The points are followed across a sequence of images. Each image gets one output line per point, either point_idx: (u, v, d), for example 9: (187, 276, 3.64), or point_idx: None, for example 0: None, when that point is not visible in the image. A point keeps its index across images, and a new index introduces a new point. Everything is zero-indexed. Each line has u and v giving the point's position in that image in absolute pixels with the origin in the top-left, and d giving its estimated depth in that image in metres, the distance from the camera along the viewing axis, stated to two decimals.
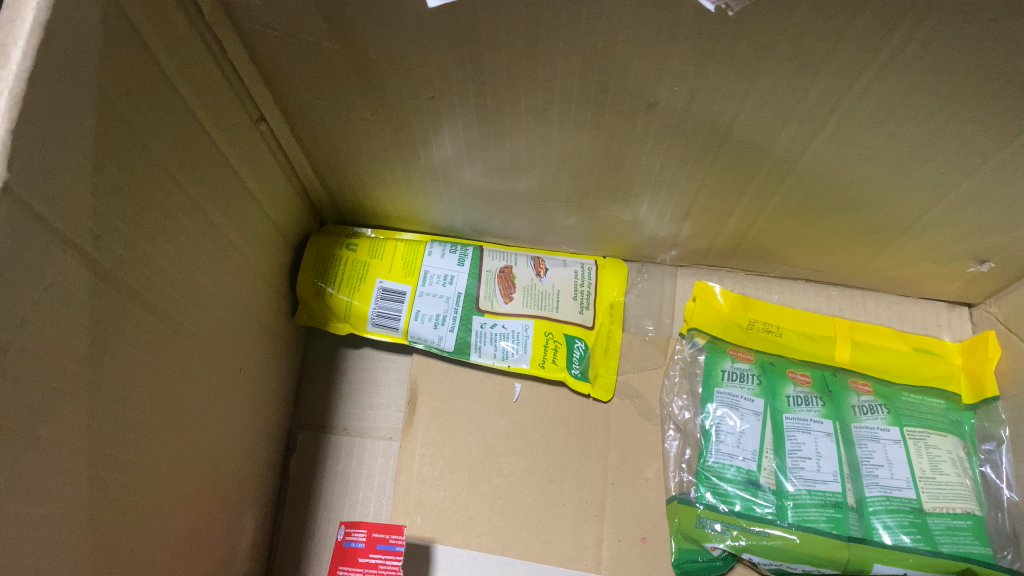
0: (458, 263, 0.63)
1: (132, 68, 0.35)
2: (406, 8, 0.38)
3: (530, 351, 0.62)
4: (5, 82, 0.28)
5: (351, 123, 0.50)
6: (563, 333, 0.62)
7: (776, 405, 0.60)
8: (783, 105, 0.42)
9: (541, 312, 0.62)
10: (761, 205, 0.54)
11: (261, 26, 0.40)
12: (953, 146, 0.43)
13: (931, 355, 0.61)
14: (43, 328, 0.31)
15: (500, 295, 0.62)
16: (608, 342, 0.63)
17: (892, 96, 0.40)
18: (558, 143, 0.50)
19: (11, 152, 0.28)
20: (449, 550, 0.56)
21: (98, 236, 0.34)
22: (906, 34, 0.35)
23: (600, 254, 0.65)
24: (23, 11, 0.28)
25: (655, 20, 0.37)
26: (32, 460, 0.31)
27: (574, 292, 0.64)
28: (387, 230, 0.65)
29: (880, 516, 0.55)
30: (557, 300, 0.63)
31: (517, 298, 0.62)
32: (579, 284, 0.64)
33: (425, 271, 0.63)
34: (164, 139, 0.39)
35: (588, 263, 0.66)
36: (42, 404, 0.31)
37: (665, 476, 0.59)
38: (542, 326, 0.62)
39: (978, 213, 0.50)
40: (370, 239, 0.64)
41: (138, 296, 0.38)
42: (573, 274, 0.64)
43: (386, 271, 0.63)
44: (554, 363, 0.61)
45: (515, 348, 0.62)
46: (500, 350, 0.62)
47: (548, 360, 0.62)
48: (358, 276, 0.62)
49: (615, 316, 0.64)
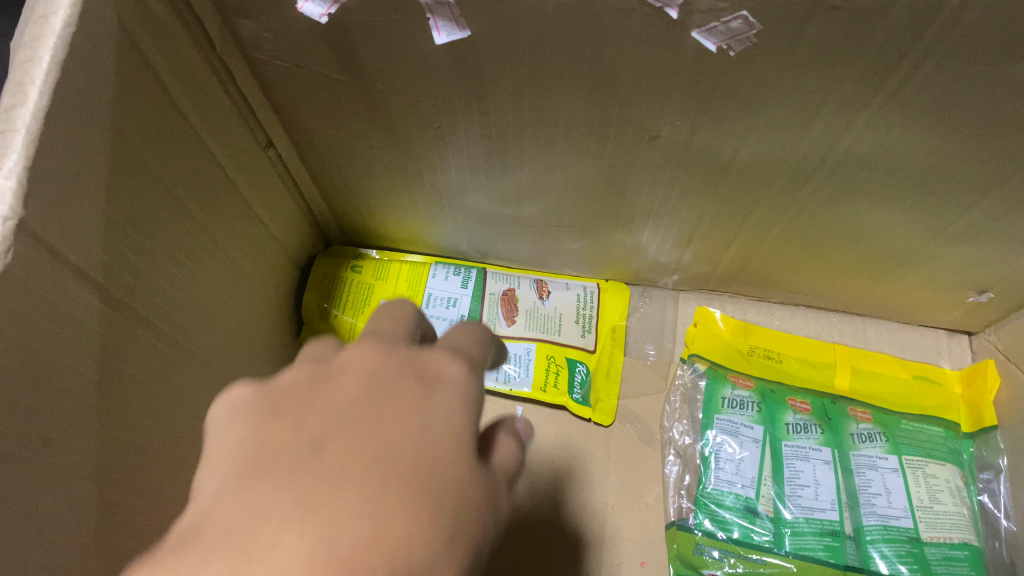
0: (462, 285, 0.64)
1: (144, 101, 0.36)
2: (414, 43, 0.39)
3: (531, 375, 0.63)
4: (22, 120, 0.28)
5: (358, 150, 0.50)
6: (565, 357, 0.63)
7: (775, 432, 0.60)
8: (783, 140, 0.43)
9: (543, 336, 0.64)
10: (762, 234, 0.55)
11: (271, 58, 0.41)
12: (953, 182, 0.44)
13: (931, 383, 0.62)
14: (54, 358, 0.31)
15: (502, 318, 0.64)
16: (609, 365, 0.64)
17: (891, 133, 0.40)
18: (562, 171, 0.50)
19: (27, 189, 0.28)
20: None
21: (109, 266, 0.35)
22: (905, 76, 0.36)
23: (602, 277, 0.66)
24: (40, 50, 0.29)
25: (658, 57, 0.37)
26: (43, 489, 0.31)
27: (576, 314, 0.64)
28: (391, 252, 0.66)
29: (878, 545, 0.55)
30: (560, 323, 0.64)
31: (519, 321, 0.64)
32: (581, 306, 0.65)
33: (430, 293, 0.64)
34: (175, 168, 0.40)
35: (591, 285, 0.66)
36: (53, 433, 0.32)
37: (665, 501, 0.59)
38: (544, 350, 0.63)
39: (977, 245, 0.50)
40: (375, 261, 0.65)
41: (147, 322, 0.39)
42: (576, 296, 0.65)
43: (390, 293, 0.64)
44: (556, 387, 0.62)
45: (516, 372, 0.63)
46: (502, 373, 0.63)
47: (550, 385, 0.62)
48: (363, 298, 0.63)
49: (617, 338, 0.65)
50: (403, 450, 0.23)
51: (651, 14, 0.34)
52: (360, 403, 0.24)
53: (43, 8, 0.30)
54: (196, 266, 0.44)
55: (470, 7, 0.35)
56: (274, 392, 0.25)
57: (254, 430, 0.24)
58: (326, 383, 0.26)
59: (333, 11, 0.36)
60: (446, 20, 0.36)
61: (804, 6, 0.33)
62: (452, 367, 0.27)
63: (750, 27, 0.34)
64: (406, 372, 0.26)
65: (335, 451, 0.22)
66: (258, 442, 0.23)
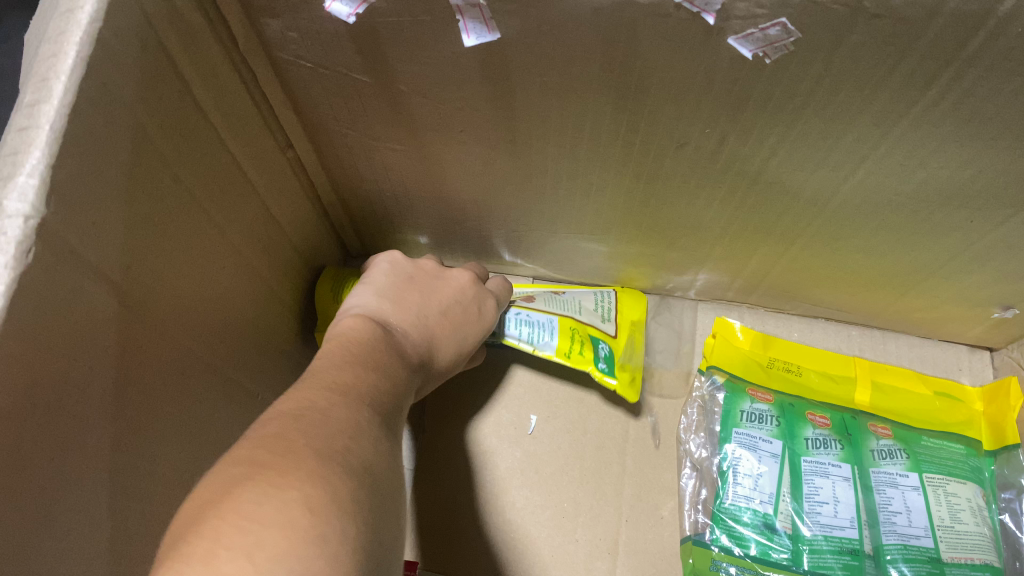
0: None
1: (167, 99, 0.35)
2: (441, 44, 0.38)
3: (557, 339, 0.60)
4: (47, 116, 0.28)
5: (378, 152, 0.50)
6: (587, 332, 0.61)
7: (794, 447, 0.59)
8: (815, 151, 0.42)
9: (566, 311, 0.62)
10: (785, 245, 0.54)
11: (294, 57, 0.41)
12: (984, 196, 0.43)
13: (952, 399, 0.61)
14: (71, 362, 0.31)
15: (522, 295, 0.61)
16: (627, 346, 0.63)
17: (926, 145, 0.40)
18: (585, 178, 0.50)
19: (51, 187, 0.28)
20: None
21: (128, 266, 0.34)
22: (944, 87, 0.35)
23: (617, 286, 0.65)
24: (66, 45, 0.29)
25: (691, 63, 0.37)
26: (60, 494, 0.31)
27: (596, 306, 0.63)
28: None
29: (898, 564, 0.54)
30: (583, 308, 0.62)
31: (540, 298, 0.62)
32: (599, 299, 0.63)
33: None
34: (196, 168, 0.39)
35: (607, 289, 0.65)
36: (69, 437, 0.31)
37: (681, 514, 0.58)
38: (565, 323, 0.61)
39: (1006, 261, 0.49)
40: None
41: (164, 325, 0.38)
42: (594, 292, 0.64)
43: None
44: (581, 354, 0.60)
45: (542, 335, 0.60)
46: (527, 334, 0.60)
47: (576, 352, 0.60)
48: None
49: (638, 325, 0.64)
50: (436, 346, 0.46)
51: (687, 20, 0.34)
52: (441, 306, 0.48)
53: (69, 3, 0.30)
54: (215, 269, 0.43)
55: (501, 8, 0.35)
56: (405, 276, 0.50)
57: (381, 293, 0.47)
58: (435, 284, 0.50)
59: (360, 11, 0.36)
60: (476, 22, 0.36)
61: (845, 14, 0.32)
62: (490, 304, 0.53)
63: (789, 33, 0.33)
64: (474, 294, 0.53)
65: (417, 313, 0.46)
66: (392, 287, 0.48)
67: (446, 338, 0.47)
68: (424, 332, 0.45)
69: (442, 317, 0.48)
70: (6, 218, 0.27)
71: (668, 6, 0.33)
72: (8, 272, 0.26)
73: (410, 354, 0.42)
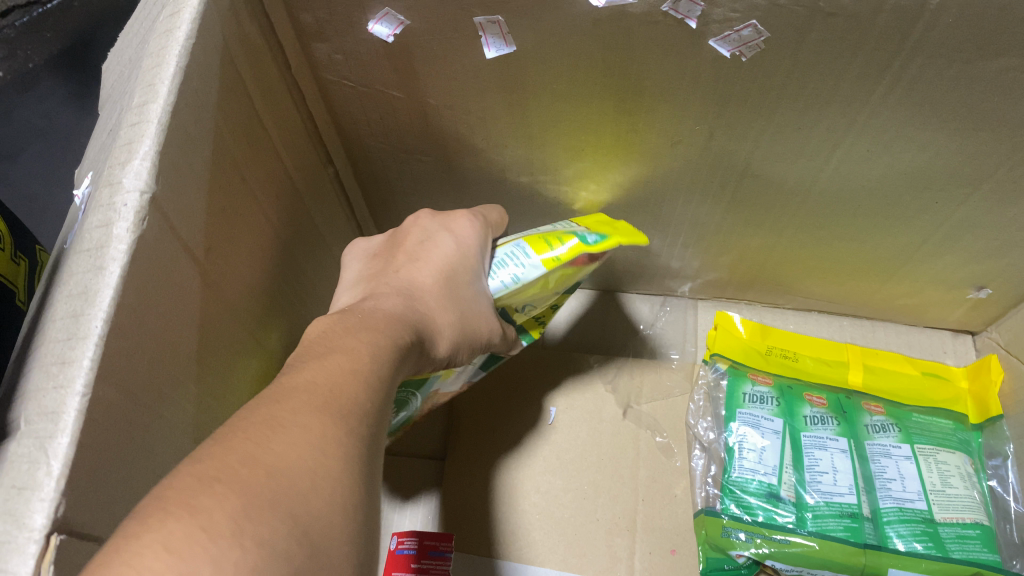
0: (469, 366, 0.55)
1: (237, 109, 0.42)
2: (465, 58, 0.44)
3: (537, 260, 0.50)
4: (155, 113, 0.34)
5: (408, 164, 0.56)
6: (552, 232, 0.53)
7: (794, 423, 0.63)
8: (792, 141, 0.48)
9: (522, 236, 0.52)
10: (774, 239, 0.60)
11: (339, 77, 0.48)
12: (945, 177, 0.49)
13: (939, 378, 0.66)
14: (161, 320, 0.36)
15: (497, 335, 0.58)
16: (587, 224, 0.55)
17: (887, 130, 0.45)
18: (551, 139, 0.51)
19: (156, 170, 0.34)
20: (512, 565, 0.59)
21: (208, 249, 0.40)
22: (896, 74, 0.41)
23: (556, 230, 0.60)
24: (168, 59, 0.36)
25: (679, 65, 0.43)
26: (155, 433, 0.36)
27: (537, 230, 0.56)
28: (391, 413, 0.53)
29: (894, 525, 0.58)
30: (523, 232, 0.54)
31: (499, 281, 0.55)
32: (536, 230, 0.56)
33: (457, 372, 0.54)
34: (259, 173, 0.46)
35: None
36: (163, 387, 0.36)
37: (692, 492, 0.63)
38: (527, 236, 0.52)
39: (973, 241, 0.55)
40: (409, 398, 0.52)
41: (234, 304, 0.44)
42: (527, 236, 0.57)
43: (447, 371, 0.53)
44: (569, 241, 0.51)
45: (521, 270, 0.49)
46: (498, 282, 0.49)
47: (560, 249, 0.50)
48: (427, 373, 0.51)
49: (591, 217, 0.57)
50: (412, 282, 0.43)
51: (673, 26, 0.40)
52: (407, 256, 0.45)
53: (169, 26, 0.37)
54: (271, 262, 0.49)
55: (515, 23, 0.41)
56: (398, 245, 0.47)
57: (377, 277, 0.44)
58: (428, 247, 0.46)
59: (398, 32, 0.42)
60: (495, 37, 0.42)
61: (805, 14, 0.38)
62: (465, 224, 0.48)
63: (759, 34, 0.40)
64: (463, 245, 0.47)
65: (405, 296, 0.42)
66: (362, 272, 0.46)
67: (427, 276, 0.44)
68: (394, 282, 0.43)
69: (414, 263, 0.45)
70: (125, 193, 0.33)
71: (657, 14, 0.39)
72: (130, 234, 0.32)
73: (385, 305, 0.40)
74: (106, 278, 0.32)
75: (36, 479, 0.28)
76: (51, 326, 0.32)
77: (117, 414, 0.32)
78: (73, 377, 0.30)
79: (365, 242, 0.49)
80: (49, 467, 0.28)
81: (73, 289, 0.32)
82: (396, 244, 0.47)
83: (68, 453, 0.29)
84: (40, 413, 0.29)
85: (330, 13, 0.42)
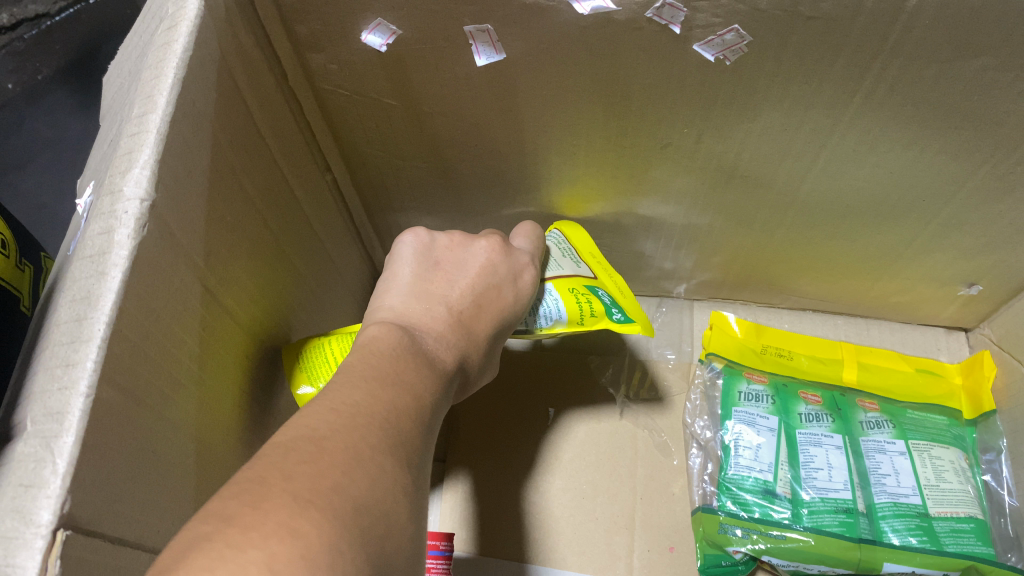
0: None
1: (235, 119, 0.43)
2: (456, 66, 0.45)
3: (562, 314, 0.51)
4: (154, 124, 0.36)
5: (403, 170, 0.57)
6: (584, 285, 0.52)
7: (789, 421, 0.65)
8: (779, 142, 0.49)
9: (553, 274, 0.52)
10: (766, 239, 0.61)
11: (334, 87, 0.49)
12: (931, 175, 0.49)
13: (932, 374, 0.67)
14: (163, 324, 0.37)
15: None
16: (615, 289, 0.55)
17: (871, 131, 0.46)
18: (566, 147, 0.52)
19: (156, 179, 0.35)
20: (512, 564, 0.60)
21: (207, 255, 0.41)
22: (877, 76, 0.42)
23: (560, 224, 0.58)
24: (166, 70, 0.37)
25: (665, 69, 0.44)
26: (160, 433, 0.37)
27: (559, 250, 0.55)
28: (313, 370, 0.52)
29: (889, 520, 0.59)
30: (554, 260, 0.54)
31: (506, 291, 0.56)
32: (556, 243, 0.55)
33: None
34: (257, 181, 0.47)
35: (548, 232, 0.58)
36: (166, 388, 0.37)
37: (690, 490, 0.64)
38: (563, 283, 0.52)
39: (961, 238, 0.56)
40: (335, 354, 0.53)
41: (233, 308, 0.45)
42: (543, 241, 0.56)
43: None
44: (595, 314, 0.51)
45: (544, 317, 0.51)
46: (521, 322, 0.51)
47: (587, 315, 0.51)
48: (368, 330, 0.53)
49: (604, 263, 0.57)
50: (472, 331, 0.42)
51: (658, 32, 0.41)
52: (474, 293, 0.43)
53: (167, 39, 0.38)
54: (269, 267, 0.50)
55: (505, 31, 0.42)
56: (466, 272, 0.44)
57: (442, 306, 0.41)
58: (494, 293, 0.44)
59: (391, 41, 0.44)
60: (485, 44, 0.43)
61: (785, 19, 0.39)
62: (528, 278, 0.48)
63: (742, 38, 0.41)
64: (516, 292, 0.47)
65: (467, 355, 0.41)
66: (422, 278, 0.43)
67: (484, 332, 0.43)
68: (460, 328, 0.41)
69: (477, 305, 0.43)
70: (126, 201, 0.34)
71: (642, 21, 0.40)
72: (131, 241, 0.34)
73: (444, 355, 0.39)
74: (108, 283, 0.33)
75: (43, 477, 0.29)
76: (56, 330, 0.33)
77: (121, 415, 0.33)
78: (77, 379, 0.31)
79: (423, 238, 0.45)
80: (55, 465, 0.29)
81: (77, 294, 0.33)
82: (462, 266, 0.44)
83: (72, 452, 0.30)
84: (46, 414, 0.31)
85: (324, 23, 0.43)
